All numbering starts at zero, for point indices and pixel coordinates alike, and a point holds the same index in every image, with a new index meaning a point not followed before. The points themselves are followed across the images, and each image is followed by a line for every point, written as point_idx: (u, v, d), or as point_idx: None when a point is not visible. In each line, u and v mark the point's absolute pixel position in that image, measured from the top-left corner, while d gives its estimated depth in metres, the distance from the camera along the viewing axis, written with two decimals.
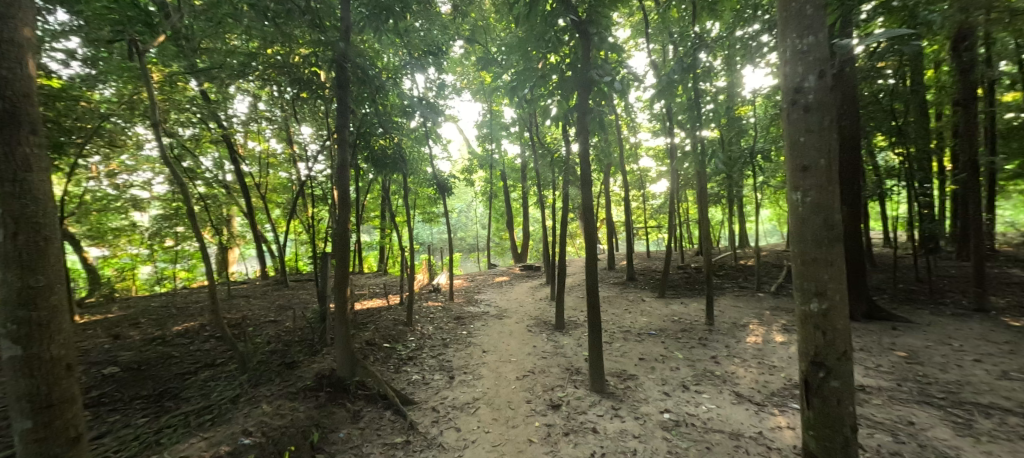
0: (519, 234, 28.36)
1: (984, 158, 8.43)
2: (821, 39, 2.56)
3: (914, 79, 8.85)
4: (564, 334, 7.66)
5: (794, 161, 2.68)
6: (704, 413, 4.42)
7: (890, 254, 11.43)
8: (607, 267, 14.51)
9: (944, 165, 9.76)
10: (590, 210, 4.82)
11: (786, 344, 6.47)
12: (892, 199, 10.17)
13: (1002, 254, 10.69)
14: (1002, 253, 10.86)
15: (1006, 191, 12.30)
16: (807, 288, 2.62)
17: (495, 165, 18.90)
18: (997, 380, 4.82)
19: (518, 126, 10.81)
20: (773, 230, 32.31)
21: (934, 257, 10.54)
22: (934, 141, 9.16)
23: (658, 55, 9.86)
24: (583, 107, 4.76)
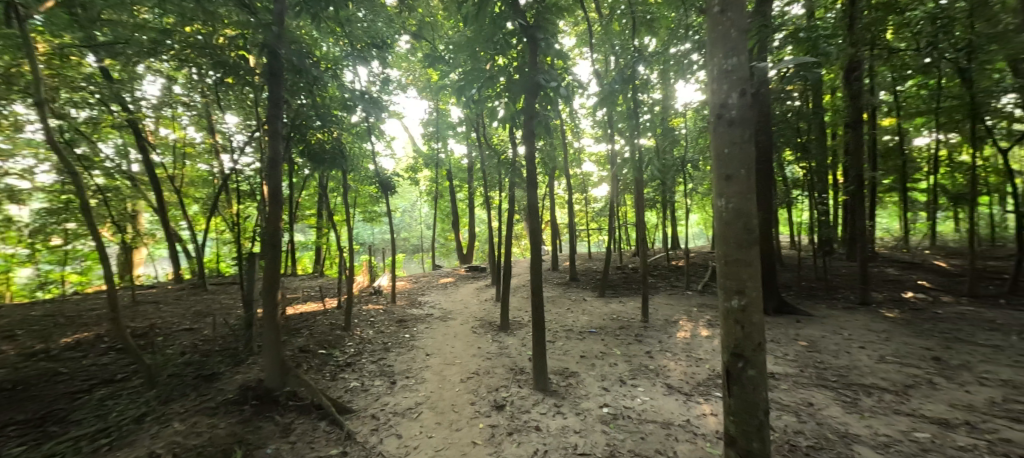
0: (464, 234, 28.24)
1: (868, 173, 9.81)
2: (743, 60, 2.83)
3: (816, 102, 10.08)
4: (509, 334, 7.74)
5: (719, 170, 2.94)
6: (640, 406, 4.68)
7: (795, 255, 12.95)
8: (551, 267, 14.89)
9: (837, 179, 11.24)
10: (536, 212, 4.90)
11: (710, 337, 7.08)
12: (797, 207, 11.51)
13: (881, 255, 12.53)
14: (881, 255, 12.71)
15: (884, 201, 14.45)
16: (729, 286, 2.87)
17: (441, 164, 18.65)
18: (877, 364, 5.64)
19: (466, 126, 10.73)
20: (701, 233, 35.15)
21: (830, 258, 12.10)
22: (830, 157, 10.51)
23: (601, 64, 10.33)
24: (530, 111, 4.83)
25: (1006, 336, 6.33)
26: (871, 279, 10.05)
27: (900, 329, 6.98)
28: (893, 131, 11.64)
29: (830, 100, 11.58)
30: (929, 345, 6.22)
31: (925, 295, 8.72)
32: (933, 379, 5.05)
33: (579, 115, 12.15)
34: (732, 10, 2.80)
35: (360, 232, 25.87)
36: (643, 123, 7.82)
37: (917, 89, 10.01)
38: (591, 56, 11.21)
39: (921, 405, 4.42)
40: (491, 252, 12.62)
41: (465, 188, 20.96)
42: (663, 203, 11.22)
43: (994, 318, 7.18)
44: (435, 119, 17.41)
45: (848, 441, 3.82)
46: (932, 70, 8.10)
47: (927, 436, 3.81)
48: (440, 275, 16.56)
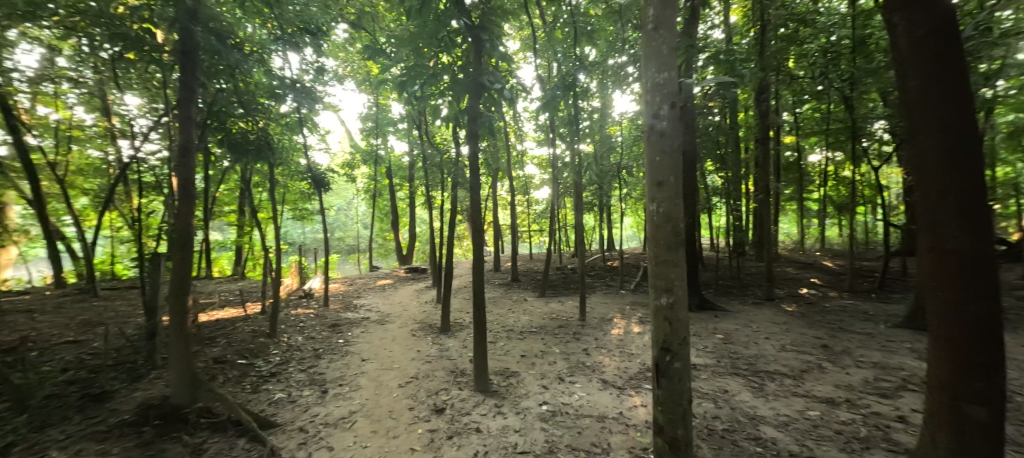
0: (404, 234, 27.41)
1: (774, 184, 11.04)
2: (672, 76, 3.06)
3: (734, 118, 11.15)
4: (450, 336, 7.62)
5: (651, 176, 3.14)
6: (577, 402, 4.85)
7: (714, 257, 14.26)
8: (493, 268, 14.95)
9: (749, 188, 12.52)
10: (479, 213, 4.88)
11: (641, 333, 7.55)
12: (716, 213, 12.68)
13: (782, 257, 14.22)
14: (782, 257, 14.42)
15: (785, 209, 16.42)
16: (659, 285, 3.07)
17: (380, 161, 17.94)
18: (779, 352, 6.38)
19: (408, 123, 10.43)
20: (634, 235, 37.35)
21: (742, 260, 13.49)
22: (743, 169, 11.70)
23: (544, 70, 10.60)
24: (474, 111, 4.85)
25: (876, 325, 7.50)
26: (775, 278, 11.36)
27: (797, 321, 7.97)
28: (793, 148, 13.25)
29: (744, 118, 12.89)
30: (819, 334, 7.17)
31: (816, 291, 10.04)
32: (821, 364, 5.83)
33: (522, 117, 12.34)
34: (664, 28, 3.00)
35: (289, 230, 24.02)
36: (583, 129, 8.16)
37: (812, 112, 11.49)
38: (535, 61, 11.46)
39: (813, 387, 5.09)
40: (432, 253, 12.36)
41: (405, 186, 20.34)
42: (600, 206, 11.80)
43: (867, 310, 8.46)
44: (374, 114, 16.74)
45: (756, 422, 4.28)
46: (824, 96, 9.34)
47: (816, 414, 4.40)
48: (377, 277, 15.89)
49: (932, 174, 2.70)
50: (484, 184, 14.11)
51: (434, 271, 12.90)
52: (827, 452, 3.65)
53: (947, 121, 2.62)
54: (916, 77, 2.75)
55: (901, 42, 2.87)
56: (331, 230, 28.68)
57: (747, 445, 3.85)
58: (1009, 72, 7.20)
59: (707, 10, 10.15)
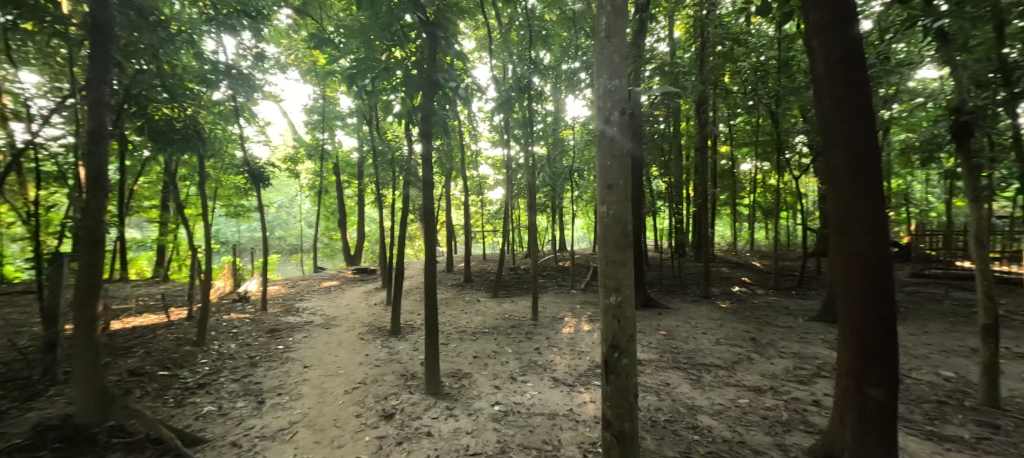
0: (351, 234, 26.33)
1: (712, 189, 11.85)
2: (622, 84, 3.16)
3: (677, 127, 11.87)
4: (400, 339, 7.41)
5: (602, 179, 3.20)
6: (529, 400, 4.91)
7: (657, 257, 15.10)
8: (445, 269, 14.75)
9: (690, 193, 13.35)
10: (431, 212, 4.79)
11: (590, 331, 7.81)
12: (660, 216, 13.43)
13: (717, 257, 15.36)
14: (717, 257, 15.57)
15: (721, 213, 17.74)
16: (609, 285, 3.14)
17: (326, 156, 17.09)
18: (714, 346, 6.88)
19: (357, 117, 10.00)
20: (584, 237, 38.53)
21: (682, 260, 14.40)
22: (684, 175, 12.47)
23: (499, 71, 10.67)
24: (428, 109, 4.79)
25: (795, 319, 8.31)
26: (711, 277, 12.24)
27: (730, 317, 8.63)
28: (727, 157, 14.36)
29: (685, 127, 13.77)
30: (748, 329, 7.82)
31: (746, 289, 10.94)
32: (750, 355, 6.36)
33: (477, 117, 12.32)
34: (616, 37, 3.08)
35: (221, 228, 22.19)
36: (537, 131, 8.31)
37: (744, 124, 12.52)
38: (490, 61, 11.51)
39: (743, 376, 5.54)
40: (383, 253, 11.95)
41: (353, 183, 19.52)
42: (552, 207, 12.05)
43: (788, 305, 9.36)
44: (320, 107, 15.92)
45: (694, 411, 4.58)
46: (755, 111, 10.20)
47: (746, 401, 4.79)
48: (322, 278, 15.09)
49: (843, 184, 3.04)
50: (437, 182, 13.92)
51: (384, 272, 12.48)
52: (754, 436, 3.99)
53: (857, 139, 2.96)
54: (830, 96, 3.08)
55: (818, 65, 3.20)
56: (270, 228, 26.90)
57: (686, 433, 4.11)
58: (901, 98, 8.32)
59: (653, 24, 10.74)
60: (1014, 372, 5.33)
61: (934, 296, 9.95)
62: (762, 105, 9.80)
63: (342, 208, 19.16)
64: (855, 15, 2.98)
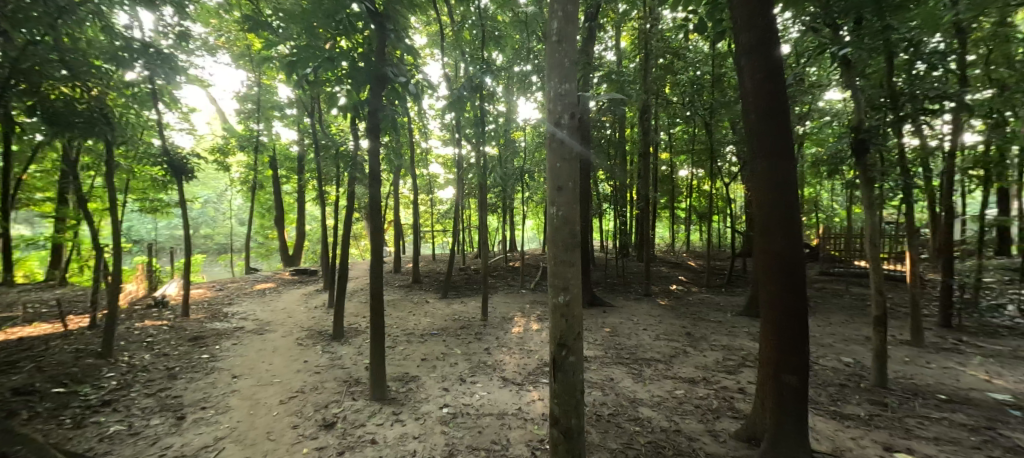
0: (289, 233, 24.72)
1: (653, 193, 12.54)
2: (572, 89, 3.15)
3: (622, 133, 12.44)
4: (343, 343, 7.06)
5: (551, 181, 3.17)
6: (478, 401, 4.88)
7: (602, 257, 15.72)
8: (393, 269, 14.29)
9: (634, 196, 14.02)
10: (377, 209, 4.61)
11: (539, 330, 7.95)
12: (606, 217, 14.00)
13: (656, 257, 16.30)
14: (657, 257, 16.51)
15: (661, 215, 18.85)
16: (557, 285, 3.10)
17: (261, 149, 15.92)
18: (654, 341, 7.29)
19: (297, 107, 9.39)
20: (535, 238, 39.04)
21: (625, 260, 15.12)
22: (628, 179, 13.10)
23: (451, 69, 10.59)
24: (375, 103, 4.59)
25: (724, 314, 9.04)
26: (651, 276, 12.95)
27: (668, 313, 9.20)
28: (666, 163, 15.29)
29: (629, 134, 14.49)
30: (684, 324, 8.38)
31: (682, 287, 11.71)
32: (685, 349, 6.82)
33: (428, 115, 12.10)
34: (567, 41, 3.07)
35: (134, 225, 19.86)
36: (488, 131, 8.32)
37: (682, 133, 13.41)
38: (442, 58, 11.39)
39: (679, 369, 5.93)
40: (324, 253, 11.31)
41: (291, 179, 18.32)
42: (503, 208, 12.11)
43: (718, 302, 10.15)
44: (255, 95, 15.03)
45: (635, 404, 4.82)
46: (691, 120, 10.95)
47: (681, 392, 5.13)
48: (255, 280, 13.99)
49: (767, 190, 3.33)
50: (384, 180, 13.44)
51: (325, 273, 11.81)
52: (689, 424, 4.28)
53: (777, 150, 3.29)
54: (756, 110, 3.38)
55: (745, 81, 3.50)
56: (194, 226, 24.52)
57: (628, 425, 4.31)
58: (813, 116, 9.37)
59: (602, 33, 11.21)
60: (898, 356, 6.19)
61: (838, 292, 11.27)
62: (697, 116, 10.56)
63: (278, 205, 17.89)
64: (777, 38, 3.30)
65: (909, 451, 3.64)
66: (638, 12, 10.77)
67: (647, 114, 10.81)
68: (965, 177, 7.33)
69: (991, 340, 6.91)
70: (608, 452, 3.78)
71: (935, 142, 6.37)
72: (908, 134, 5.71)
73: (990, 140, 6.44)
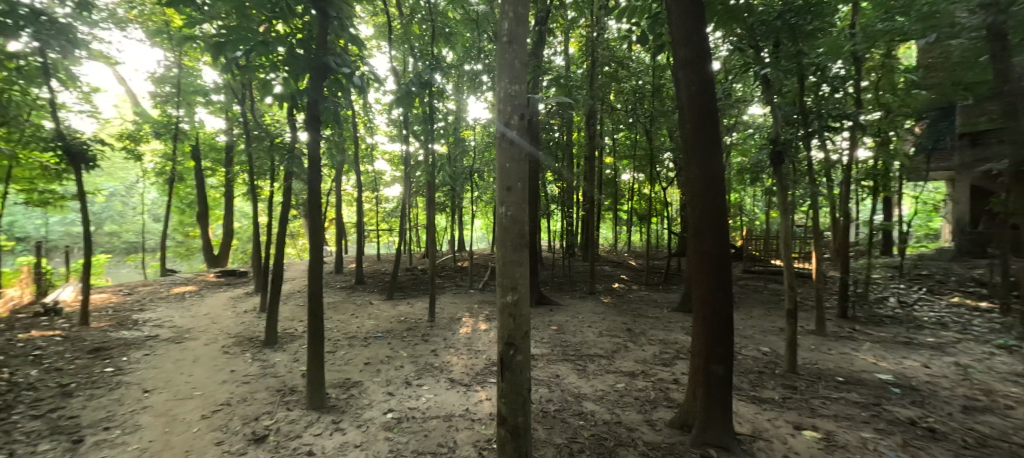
0: (214, 230, 22.62)
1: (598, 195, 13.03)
2: (522, 90, 3.10)
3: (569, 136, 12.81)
4: (276, 350, 6.57)
5: (501, 181, 3.10)
6: (424, 404, 4.77)
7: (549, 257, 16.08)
8: (334, 270, 13.58)
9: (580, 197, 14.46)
10: (317, 206, 4.35)
11: (487, 330, 7.96)
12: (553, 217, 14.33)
13: (600, 257, 16.98)
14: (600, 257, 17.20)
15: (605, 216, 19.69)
16: (505, 284, 3.04)
17: (181, 136, 14.41)
18: (597, 338, 7.59)
19: (226, 93, 8.61)
20: (484, 238, 38.92)
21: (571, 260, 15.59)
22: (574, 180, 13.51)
23: (399, 62, 10.29)
24: (315, 94, 4.30)
25: (661, 310, 9.64)
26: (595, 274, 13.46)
27: (610, 310, 9.63)
28: (610, 167, 15.99)
29: (576, 137, 14.96)
30: (625, 320, 8.81)
31: (623, 285, 12.30)
32: (626, 344, 7.18)
33: (374, 109, 11.68)
34: (517, 42, 3.00)
35: (18, 219, 17.12)
36: (437, 129, 8.19)
37: (625, 139, 14.08)
38: (389, 52, 11.05)
39: (620, 363, 6.23)
40: (255, 253, 10.47)
41: (217, 171, 16.75)
42: (452, 207, 11.96)
43: (656, 299, 10.80)
44: (175, 78, 13.73)
45: (579, 399, 4.98)
46: (633, 126, 11.55)
47: (622, 385, 5.39)
48: (171, 282, 12.60)
49: (699, 195, 3.60)
50: (325, 175, 12.72)
51: (257, 275, 10.93)
52: (629, 415, 4.50)
53: (709, 158, 3.57)
54: (691, 120, 3.62)
55: (681, 93, 3.73)
56: (97, 222, 21.67)
57: (572, 420, 4.44)
58: (738, 128, 10.30)
59: (552, 37, 11.50)
60: (805, 344, 6.97)
61: (757, 288, 12.44)
62: (639, 123, 11.15)
63: (201, 199, 16.32)
64: (709, 55, 3.57)
65: (814, 428, 4.11)
66: (586, 20, 11.18)
67: (593, 119, 11.24)
68: (859, 186, 8.41)
69: (877, 329, 8.00)
70: (554, 447, 3.86)
71: (836, 156, 7.26)
72: (815, 148, 6.45)
73: (877, 155, 7.47)
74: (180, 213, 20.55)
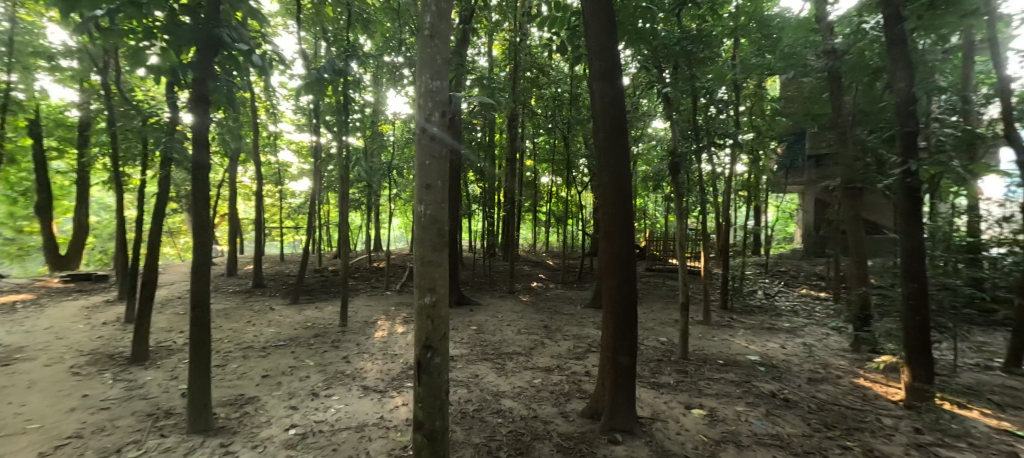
0: (61, 226, 18.64)
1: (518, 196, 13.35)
2: (443, 86, 2.95)
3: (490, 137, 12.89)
4: (148, 367, 5.59)
5: (419, 179, 2.90)
6: (332, 416, 4.41)
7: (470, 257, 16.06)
8: (225, 272, 12.00)
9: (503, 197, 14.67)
10: (203, 198, 3.78)
11: (405, 333, 7.67)
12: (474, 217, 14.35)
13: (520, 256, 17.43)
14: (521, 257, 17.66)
15: (526, 217, 20.26)
16: (422, 285, 2.86)
17: (11, 107, 11.61)
18: (517, 335, 7.78)
19: (82, 59, 7.14)
20: (403, 238, 37.44)
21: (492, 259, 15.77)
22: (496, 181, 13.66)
23: (310, 45, 9.47)
24: (201, 71, 3.71)
25: (575, 307, 10.20)
26: (515, 274, 13.77)
27: (529, 308, 9.92)
28: (530, 169, 16.54)
29: (498, 138, 15.16)
30: (543, 317, 9.15)
31: (541, 284, 12.77)
32: (543, 341, 7.47)
33: (279, 94, 10.59)
34: (439, 37, 2.87)
35: None
36: (353, 121, 7.67)
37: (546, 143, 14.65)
38: (297, 32, 10.10)
39: (537, 359, 6.47)
40: (119, 253, 8.81)
41: (65, 154, 13.76)
42: (367, 204, 11.31)
43: (570, 296, 11.39)
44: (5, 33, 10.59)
45: (498, 397, 5.04)
46: (551, 131, 12.05)
47: (538, 380, 5.59)
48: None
49: (609, 200, 3.87)
50: (216, 164, 11.21)
51: (121, 279, 9.20)
52: (544, 409, 4.68)
53: (617, 166, 3.87)
54: (602, 130, 3.89)
55: (595, 104, 3.98)
56: None
57: (491, 418, 4.48)
58: (644, 139, 11.34)
59: (475, 38, 11.50)
60: (694, 333, 7.91)
61: (657, 284, 13.82)
62: (557, 128, 11.68)
63: (42, 187, 13.31)
64: (619, 71, 3.87)
65: (701, 406, 4.68)
66: (509, 24, 11.39)
67: (514, 122, 11.51)
68: (737, 195, 9.79)
69: (748, 317, 9.39)
70: (472, 448, 3.84)
71: (721, 169, 8.37)
72: (704, 161, 7.41)
73: (750, 170, 8.79)
74: (9, 203, 16.57)
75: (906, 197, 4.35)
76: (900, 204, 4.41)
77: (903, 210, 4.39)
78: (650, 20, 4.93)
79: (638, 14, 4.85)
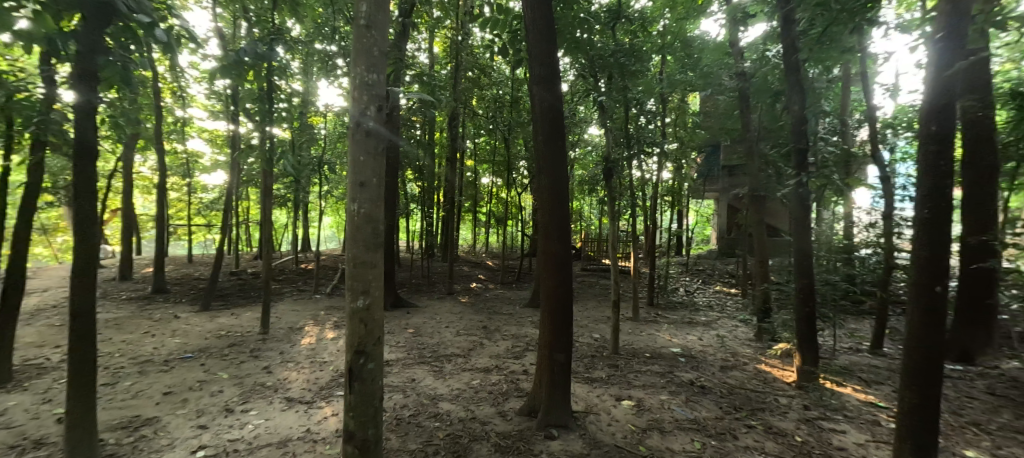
0: None
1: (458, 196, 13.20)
2: (380, 80, 2.81)
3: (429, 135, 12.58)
4: (10, 389, 4.67)
5: (353, 176, 2.73)
6: (250, 433, 4.02)
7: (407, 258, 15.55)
8: (116, 276, 10.43)
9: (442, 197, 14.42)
10: (87, 191, 3.22)
11: (335, 339, 7.21)
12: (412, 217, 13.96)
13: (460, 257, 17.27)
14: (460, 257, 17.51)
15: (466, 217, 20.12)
16: (355, 288, 2.70)
17: None
18: (455, 337, 7.67)
19: None
20: (334, 236, 35.20)
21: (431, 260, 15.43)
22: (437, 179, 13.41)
23: (229, 25, 8.58)
24: (87, 43, 3.14)
25: (513, 307, 10.32)
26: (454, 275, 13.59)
27: (468, 309, 9.84)
28: (471, 169, 16.47)
29: (439, 136, 14.92)
30: (481, 318, 9.13)
31: (481, 285, 12.73)
32: (482, 341, 7.45)
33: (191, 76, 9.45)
34: (376, 28, 2.74)
35: None
36: (279, 111, 7.05)
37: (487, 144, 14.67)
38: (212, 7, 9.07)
39: (476, 360, 6.43)
40: None
41: None
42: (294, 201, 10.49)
43: (509, 296, 11.49)
44: None
45: (435, 401, 4.92)
46: (491, 132, 12.07)
47: (477, 381, 5.56)
48: None
49: (547, 201, 3.97)
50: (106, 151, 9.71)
51: None
52: (482, 410, 4.66)
53: (555, 168, 3.97)
54: (541, 134, 3.98)
55: (534, 107, 4.06)
56: None
57: (428, 423, 4.37)
58: (580, 144, 11.81)
59: (415, 32, 11.20)
60: (624, 329, 8.39)
61: (591, 284, 14.45)
62: (498, 129, 11.73)
63: None
64: (558, 77, 3.99)
65: (630, 398, 4.97)
66: (451, 22, 11.26)
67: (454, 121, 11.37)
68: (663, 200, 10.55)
69: (671, 313, 10.16)
70: (409, 454, 3.72)
71: (650, 175, 8.99)
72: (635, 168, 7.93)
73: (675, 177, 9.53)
74: None
75: (799, 205, 4.99)
76: (794, 210, 5.06)
77: (797, 217, 5.04)
78: (587, 30, 5.10)
79: (577, 25, 5.05)
